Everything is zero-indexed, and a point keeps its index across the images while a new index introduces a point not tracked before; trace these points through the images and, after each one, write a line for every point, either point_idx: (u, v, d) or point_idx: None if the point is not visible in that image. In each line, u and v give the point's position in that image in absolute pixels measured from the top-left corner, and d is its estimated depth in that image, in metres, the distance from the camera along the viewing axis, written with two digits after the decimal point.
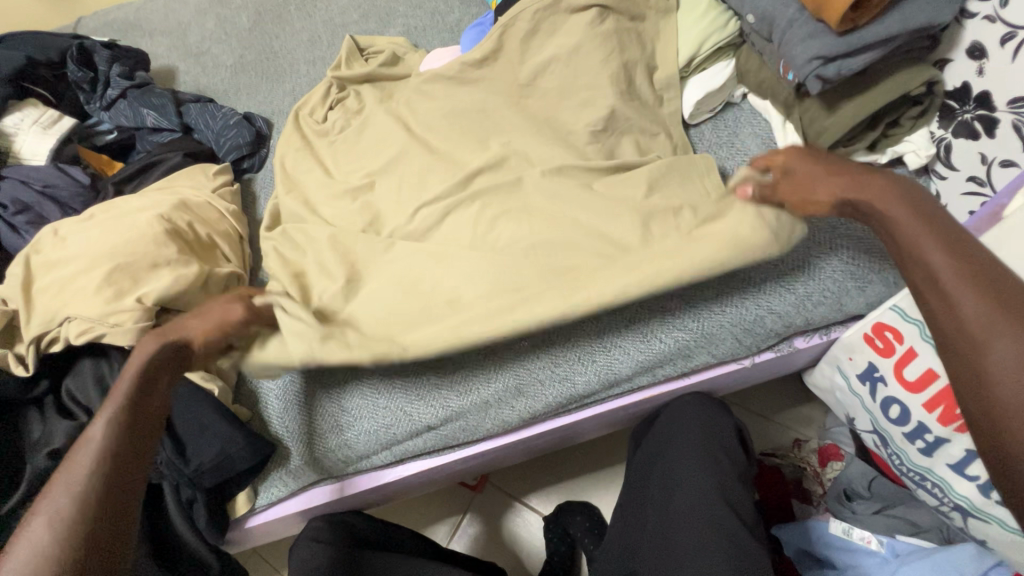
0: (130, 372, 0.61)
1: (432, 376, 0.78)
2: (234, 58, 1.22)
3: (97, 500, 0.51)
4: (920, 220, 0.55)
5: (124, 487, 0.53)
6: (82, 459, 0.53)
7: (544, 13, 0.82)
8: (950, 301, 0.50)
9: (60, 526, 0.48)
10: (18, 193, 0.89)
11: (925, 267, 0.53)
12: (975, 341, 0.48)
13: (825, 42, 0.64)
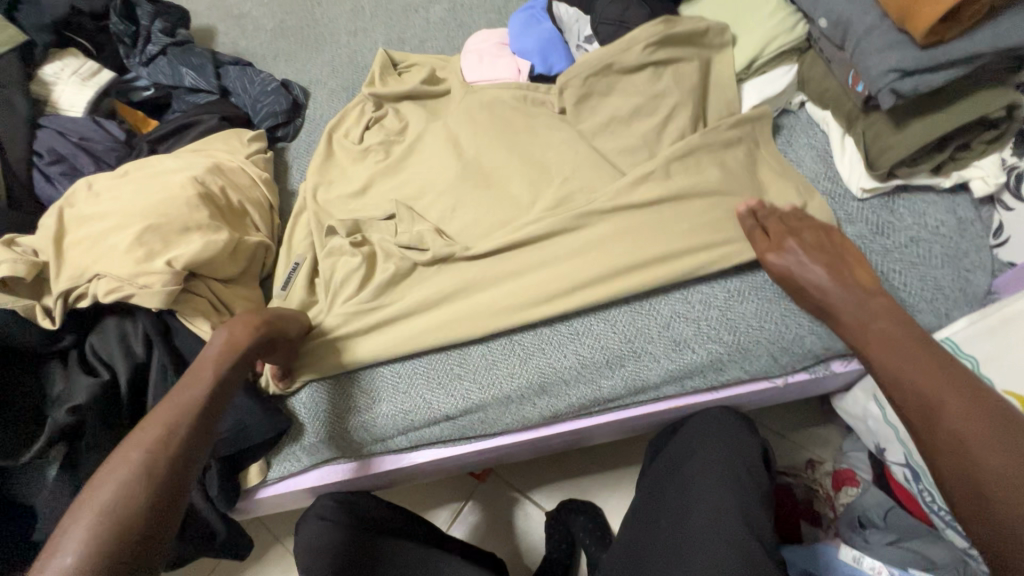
0: (212, 357, 0.64)
1: (455, 366, 0.77)
2: (274, 23, 1.20)
3: (149, 480, 0.52)
4: (889, 340, 0.60)
5: (168, 479, 0.54)
6: (155, 424, 0.57)
7: (600, 56, 0.80)
8: (934, 408, 0.54)
9: (118, 495, 0.51)
10: (54, 143, 0.89)
11: (911, 380, 0.57)
12: (954, 434, 0.52)
13: (907, 53, 0.60)
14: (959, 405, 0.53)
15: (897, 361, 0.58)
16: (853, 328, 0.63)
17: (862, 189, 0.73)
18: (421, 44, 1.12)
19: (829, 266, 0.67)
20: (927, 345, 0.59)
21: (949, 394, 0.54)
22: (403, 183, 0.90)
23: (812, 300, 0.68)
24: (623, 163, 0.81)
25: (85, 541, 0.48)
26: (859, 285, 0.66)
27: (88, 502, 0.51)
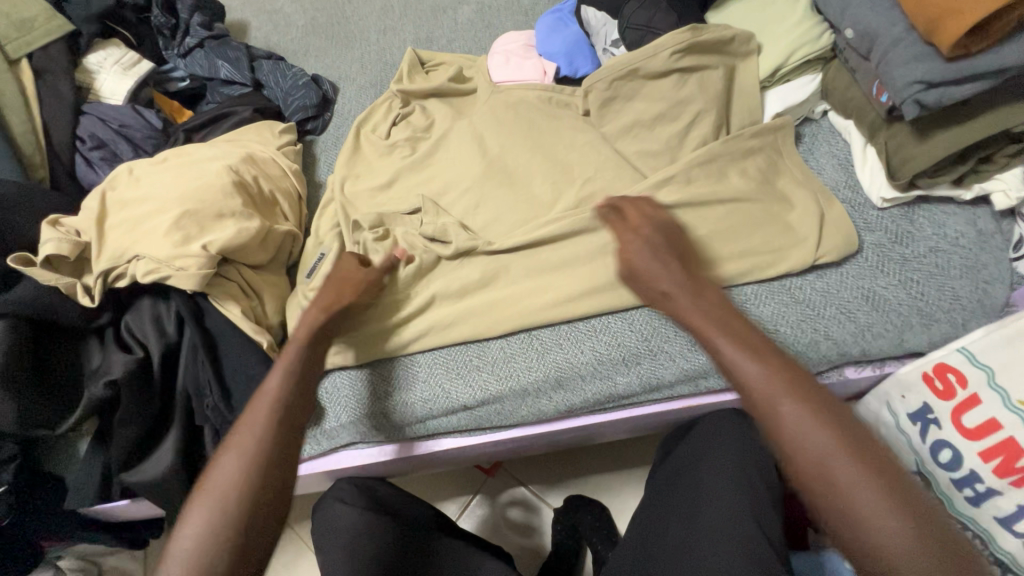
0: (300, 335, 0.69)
1: (474, 358, 0.79)
2: (306, 19, 1.23)
3: (268, 454, 0.58)
4: (722, 325, 0.57)
5: (283, 455, 0.59)
6: (261, 402, 0.62)
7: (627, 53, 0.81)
8: (810, 445, 0.48)
9: (243, 468, 0.57)
10: (95, 129, 0.92)
11: (779, 409, 0.50)
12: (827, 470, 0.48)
13: (933, 66, 0.61)
14: (812, 423, 0.49)
15: (737, 357, 0.54)
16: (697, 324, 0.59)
17: (882, 199, 0.74)
18: (449, 43, 1.14)
19: (672, 265, 0.65)
20: (748, 334, 0.56)
21: (790, 404, 0.50)
22: (430, 176, 0.93)
23: (647, 291, 0.65)
24: (643, 165, 0.83)
25: (222, 507, 0.55)
26: (701, 282, 0.63)
27: (216, 473, 0.57)
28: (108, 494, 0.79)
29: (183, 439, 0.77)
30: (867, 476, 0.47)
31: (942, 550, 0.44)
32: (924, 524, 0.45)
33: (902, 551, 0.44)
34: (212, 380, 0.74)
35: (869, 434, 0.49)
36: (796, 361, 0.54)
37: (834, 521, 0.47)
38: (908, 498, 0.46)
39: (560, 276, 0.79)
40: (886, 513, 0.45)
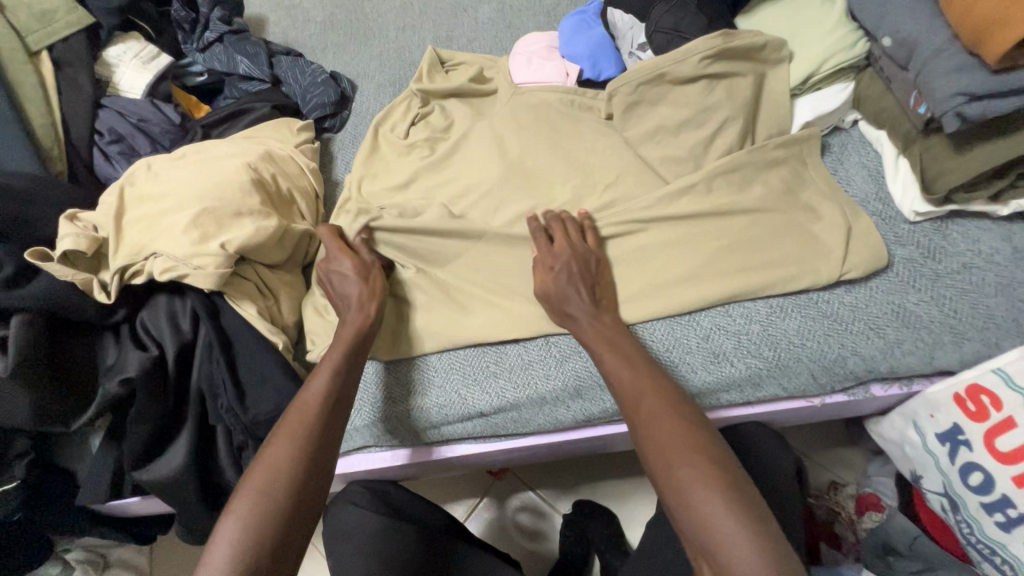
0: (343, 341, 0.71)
1: (492, 363, 0.78)
2: (325, 15, 1.22)
3: (305, 460, 0.61)
4: (610, 344, 0.69)
5: (321, 463, 0.63)
6: (303, 407, 0.65)
7: (657, 59, 0.79)
8: (664, 447, 0.59)
9: (285, 472, 0.60)
10: (114, 122, 0.92)
11: (646, 417, 0.61)
12: (674, 468, 0.57)
13: (976, 77, 0.59)
14: (663, 420, 0.60)
15: (618, 369, 0.66)
16: (591, 339, 0.70)
17: (915, 213, 0.72)
18: (469, 43, 1.13)
19: (584, 292, 0.72)
20: (627, 348, 0.69)
21: (648, 406, 0.62)
22: (448, 178, 0.92)
23: (564, 317, 0.72)
24: (666, 172, 0.82)
25: (262, 510, 0.57)
26: (604, 303, 0.73)
27: (258, 473, 0.60)
28: (120, 491, 0.79)
29: (196, 439, 0.76)
30: (700, 463, 0.57)
31: (757, 527, 0.52)
32: (743, 503, 0.54)
33: (723, 532, 0.52)
34: (226, 380, 0.74)
35: (711, 435, 0.60)
36: (667, 378, 0.66)
37: (673, 502, 0.56)
38: (731, 483, 0.55)
39: None
40: (718, 505, 0.54)
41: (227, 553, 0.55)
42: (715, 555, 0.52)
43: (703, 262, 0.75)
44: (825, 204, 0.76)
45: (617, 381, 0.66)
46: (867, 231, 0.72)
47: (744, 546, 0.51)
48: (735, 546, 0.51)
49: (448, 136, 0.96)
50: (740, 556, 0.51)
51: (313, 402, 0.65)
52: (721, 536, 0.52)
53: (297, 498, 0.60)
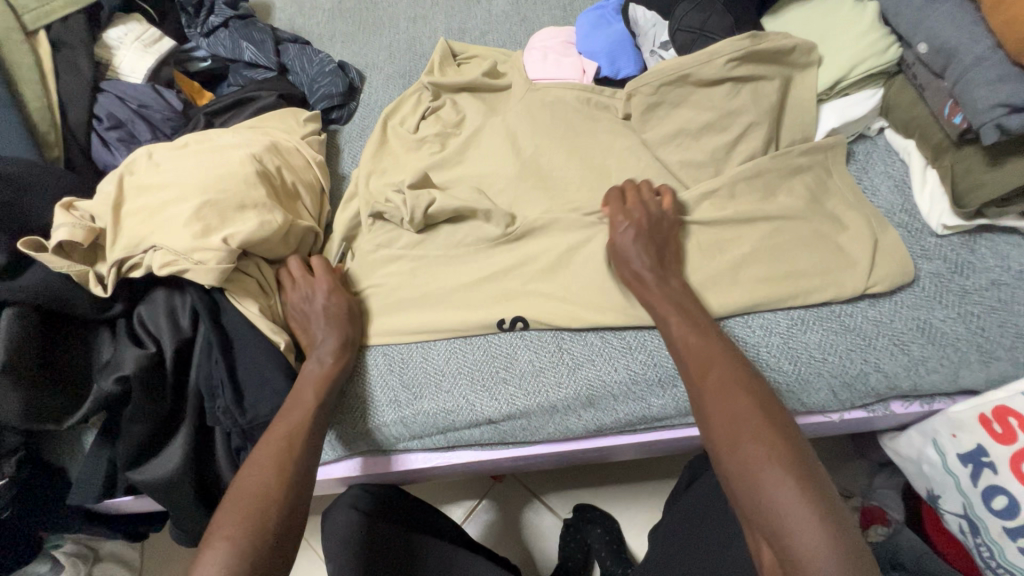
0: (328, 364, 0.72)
1: (501, 369, 0.76)
2: (333, 3, 1.19)
3: (289, 476, 0.62)
4: (677, 309, 0.67)
5: (306, 476, 0.63)
6: (281, 426, 0.65)
7: (680, 60, 0.77)
8: (729, 419, 0.56)
9: (270, 488, 0.60)
10: (113, 108, 0.88)
11: (710, 387, 0.59)
12: (736, 441, 0.55)
13: (1019, 89, 0.57)
14: (727, 390, 0.58)
15: (684, 334, 0.65)
16: (659, 301, 0.68)
17: (943, 226, 0.70)
18: (482, 36, 1.09)
19: (653, 251, 0.71)
20: (695, 314, 0.67)
21: (715, 374, 0.60)
22: (458, 175, 0.89)
23: (627, 274, 0.71)
24: (684, 176, 0.79)
25: (251, 526, 0.57)
26: (670, 269, 0.71)
27: (240, 493, 0.60)
28: (112, 491, 0.76)
29: (193, 440, 0.74)
30: (765, 438, 0.54)
31: (825, 511, 0.49)
32: (811, 485, 0.51)
33: (790, 511, 0.50)
34: (224, 381, 0.71)
35: (780, 411, 0.57)
36: (737, 352, 0.63)
37: (732, 474, 0.54)
38: (800, 464, 0.52)
39: (593, 291, 0.75)
40: (785, 482, 0.51)
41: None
42: (780, 535, 0.49)
43: (722, 270, 0.72)
44: (849, 216, 0.73)
45: (679, 350, 0.64)
46: (892, 244, 0.70)
47: (810, 528, 0.48)
48: (801, 528, 0.49)
49: (459, 132, 0.93)
50: (806, 537, 0.48)
51: (286, 433, 0.65)
52: (785, 513, 0.50)
53: (284, 513, 0.60)
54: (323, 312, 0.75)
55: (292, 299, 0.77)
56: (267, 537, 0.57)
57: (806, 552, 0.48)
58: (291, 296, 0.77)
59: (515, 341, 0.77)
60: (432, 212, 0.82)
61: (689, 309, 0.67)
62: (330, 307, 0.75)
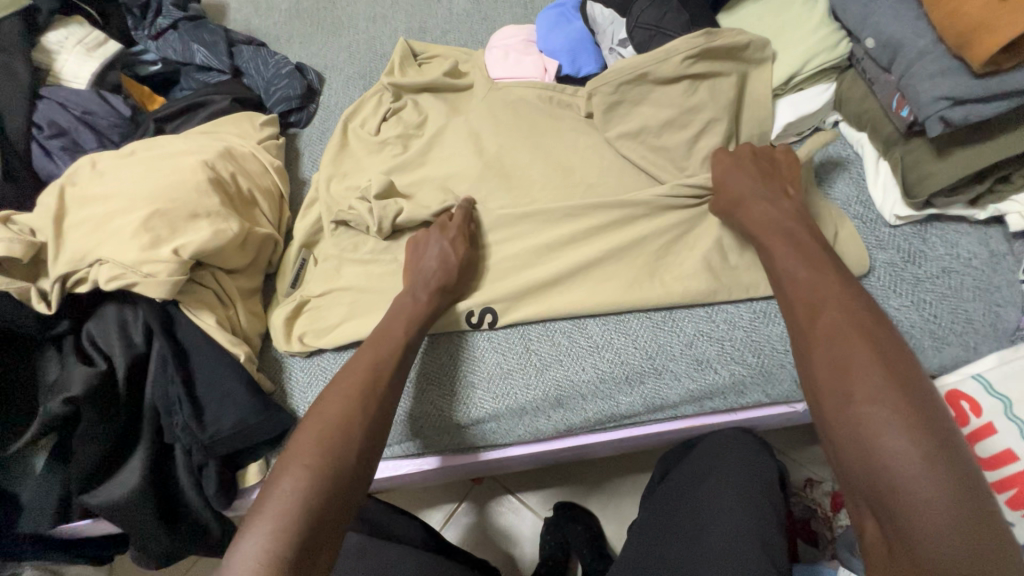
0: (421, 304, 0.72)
1: (469, 372, 0.75)
2: (290, 3, 1.16)
3: (371, 416, 0.61)
4: (790, 241, 0.64)
5: (382, 419, 0.63)
6: (362, 365, 0.65)
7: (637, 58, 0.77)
8: (843, 364, 0.52)
9: (354, 422, 0.60)
10: (54, 115, 0.84)
11: (824, 329, 0.55)
12: (847, 390, 0.50)
13: (960, 82, 0.58)
14: (842, 341, 0.53)
15: (795, 272, 0.61)
16: (767, 237, 0.65)
17: (896, 217, 0.72)
18: (443, 35, 1.08)
19: (763, 180, 0.70)
20: (811, 252, 0.62)
21: (829, 323, 0.55)
22: (421, 177, 0.88)
23: (726, 203, 0.72)
24: (648, 171, 0.80)
25: (333, 457, 0.57)
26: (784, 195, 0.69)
27: (321, 423, 0.60)
28: (67, 516, 0.73)
29: (151, 459, 0.71)
30: (889, 397, 0.48)
31: (954, 483, 0.43)
32: (940, 452, 0.45)
33: (908, 472, 0.44)
34: (182, 397, 0.68)
35: (911, 368, 0.50)
36: (864, 297, 0.57)
37: (840, 432, 0.50)
38: (930, 430, 0.46)
39: (557, 292, 0.75)
40: (903, 440, 0.46)
41: (280, 505, 0.53)
42: (893, 499, 0.45)
43: (687, 266, 0.73)
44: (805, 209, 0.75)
45: (792, 289, 0.60)
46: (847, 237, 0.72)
47: (931, 499, 0.43)
48: (919, 498, 0.43)
49: (421, 133, 0.92)
50: (923, 509, 0.43)
51: (369, 367, 0.65)
52: (901, 480, 0.45)
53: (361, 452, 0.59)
54: (438, 257, 0.74)
55: (424, 242, 0.77)
56: (344, 469, 0.57)
57: (923, 526, 0.43)
58: (427, 236, 0.77)
59: (484, 343, 0.76)
60: (395, 218, 0.80)
61: (810, 245, 0.63)
62: (449, 257, 0.75)
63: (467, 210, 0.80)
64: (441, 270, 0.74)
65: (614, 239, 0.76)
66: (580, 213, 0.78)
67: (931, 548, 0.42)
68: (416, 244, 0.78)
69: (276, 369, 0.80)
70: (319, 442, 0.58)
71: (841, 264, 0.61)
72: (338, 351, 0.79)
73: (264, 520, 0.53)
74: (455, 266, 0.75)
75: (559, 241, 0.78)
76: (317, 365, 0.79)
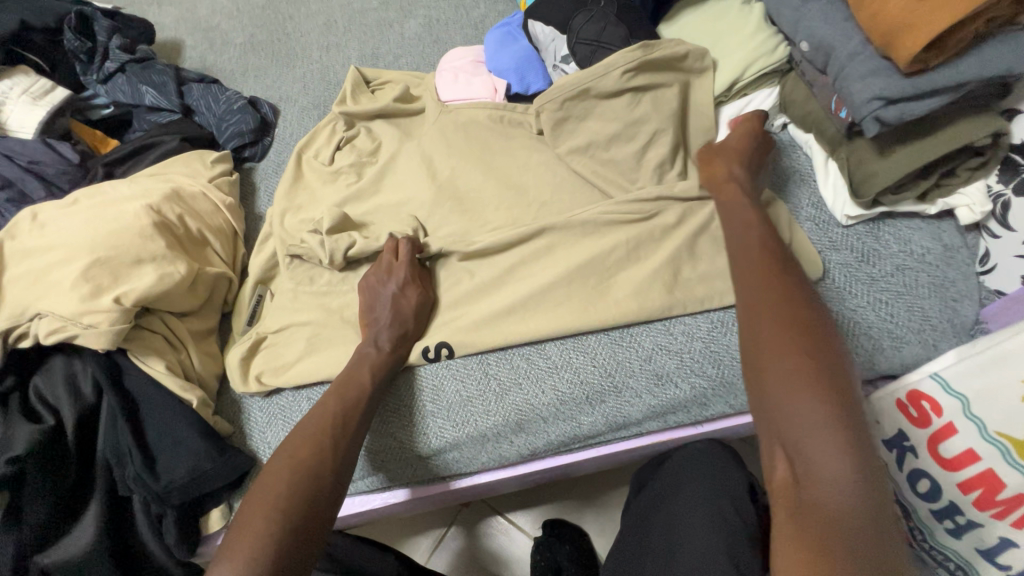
0: (383, 353, 0.71)
1: (428, 403, 0.74)
2: (244, 37, 1.16)
3: (339, 456, 0.62)
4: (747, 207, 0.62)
5: (348, 460, 0.63)
6: (326, 405, 0.65)
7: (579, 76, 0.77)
8: (773, 323, 0.49)
9: (321, 464, 0.60)
10: (0, 167, 0.84)
11: (761, 287, 0.52)
12: (771, 348, 0.48)
13: (891, 81, 0.58)
14: (769, 297, 0.51)
15: (743, 233, 0.59)
16: (730, 200, 0.64)
17: (846, 217, 0.71)
18: (396, 60, 1.08)
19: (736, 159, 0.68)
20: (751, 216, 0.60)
21: (764, 278, 0.53)
22: (376, 204, 0.87)
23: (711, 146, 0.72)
24: (599, 185, 0.79)
25: (300, 500, 0.57)
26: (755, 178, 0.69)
27: (285, 467, 0.59)
28: None
29: (106, 513, 0.69)
30: (810, 355, 0.46)
31: (854, 436, 0.43)
32: (846, 410, 0.44)
33: (817, 432, 0.43)
34: (133, 447, 0.67)
35: (828, 326, 0.49)
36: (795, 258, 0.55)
37: (757, 385, 0.48)
38: (838, 385, 0.45)
39: (512, 315, 0.74)
40: (817, 399, 0.44)
41: (248, 554, 0.52)
42: (802, 456, 0.43)
43: (641, 281, 0.72)
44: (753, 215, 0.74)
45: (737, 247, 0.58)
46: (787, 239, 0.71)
47: (828, 445, 0.42)
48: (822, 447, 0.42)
49: (375, 160, 0.91)
50: (821, 456, 0.42)
51: (336, 416, 0.64)
52: (807, 429, 0.43)
53: (326, 495, 0.59)
54: (392, 304, 0.73)
55: (373, 282, 0.76)
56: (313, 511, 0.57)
57: (823, 473, 0.42)
58: (375, 277, 0.76)
59: (442, 372, 0.75)
60: (350, 249, 0.79)
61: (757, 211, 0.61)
62: (402, 304, 0.74)
63: (412, 245, 0.78)
64: (395, 315, 0.73)
65: (568, 256, 0.75)
66: (533, 232, 0.77)
67: (827, 495, 0.42)
68: (366, 285, 0.77)
69: (236, 410, 0.78)
70: (286, 492, 0.57)
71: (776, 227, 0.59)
72: (296, 389, 0.77)
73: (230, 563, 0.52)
74: (416, 310, 0.75)
75: (512, 262, 0.77)
76: (274, 405, 0.77)
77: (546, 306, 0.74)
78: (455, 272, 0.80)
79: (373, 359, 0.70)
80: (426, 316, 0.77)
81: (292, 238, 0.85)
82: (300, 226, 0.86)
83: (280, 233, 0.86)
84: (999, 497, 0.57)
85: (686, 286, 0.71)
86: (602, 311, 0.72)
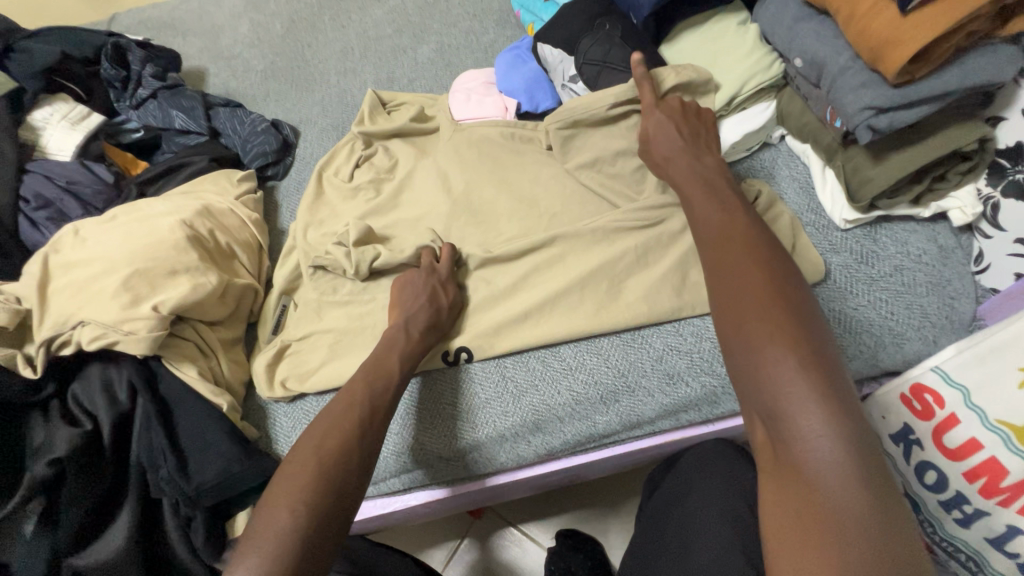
0: (413, 341, 0.73)
1: (448, 406, 0.76)
2: (265, 64, 1.22)
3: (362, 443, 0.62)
4: (703, 186, 0.65)
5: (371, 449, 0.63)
6: (348, 394, 0.66)
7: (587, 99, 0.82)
8: (743, 295, 0.50)
9: (345, 450, 0.60)
10: (41, 187, 0.88)
11: (730, 263, 0.53)
12: (742, 316, 0.49)
13: (879, 92, 0.62)
14: (740, 269, 0.52)
15: (708, 213, 0.61)
16: (686, 185, 0.67)
17: (845, 220, 0.75)
18: (410, 83, 1.14)
19: (684, 133, 0.72)
20: (722, 194, 0.63)
21: (733, 255, 0.54)
22: (394, 218, 0.91)
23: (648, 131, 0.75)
24: (607, 195, 0.84)
25: (323, 486, 0.57)
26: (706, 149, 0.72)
27: (309, 454, 0.59)
28: None
29: (139, 517, 0.70)
30: (780, 319, 0.47)
31: (831, 395, 0.43)
32: (819, 367, 0.44)
33: (792, 391, 0.44)
34: (166, 449, 0.70)
35: (799, 290, 0.50)
36: (765, 232, 0.57)
37: (735, 356, 0.49)
38: (810, 346, 0.46)
39: (526, 318, 0.77)
40: (791, 358, 0.45)
41: (271, 544, 0.52)
42: (782, 415, 0.44)
43: (650, 285, 0.75)
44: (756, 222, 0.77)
45: (704, 224, 0.60)
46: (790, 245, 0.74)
47: (805, 401, 0.43)
48: (801, 408, 0.43)
49: (392, 176, 0.95)
50: (802, 418, 0.43)
51: (361, 405, 0.65)
52: (782, 390, 0.44)
53: (349, 482, 0.59)
54: (430, 298, 0.77)
55: (411, 280, 0.79)
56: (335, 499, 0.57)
57: (801, 432, 0.42)
58: (415, 277, 0.79)
59: (460, 376, 0.78)
60: (374, 260, 0.83)
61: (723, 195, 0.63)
62: (438, 299, 0.77)
63: (452, 254, 0.82)
64: (427, 308, 0.76)
65: (580, 263, 0.79)
66: (545, 241, 0.81)
67: (806, 451, 0.42)
68: (406, 283, 0.79)
69: (262, 416, 0.81)
70: (311, 476, 0.57)
71: (744, 204, 0.62)
72: (320, 394, 0.81)
73: (256, 552, 0.52)
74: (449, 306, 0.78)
75: (526, 269, 0.81)
76: (299, 412, 0.80)
77: (561, 309, 0.77)
78: (472, 280, 0.83)
79: (403, 345, 0.73)
80: (456, 317, 0.80)
81: (315, 251, 0.89)
82: (322, 240, 0.90)
83: (303, 247, 0.90)
84: (1003, 484, 0.59)
85: (694, 289, 0.75)
86: (613, 314, 0.75)
